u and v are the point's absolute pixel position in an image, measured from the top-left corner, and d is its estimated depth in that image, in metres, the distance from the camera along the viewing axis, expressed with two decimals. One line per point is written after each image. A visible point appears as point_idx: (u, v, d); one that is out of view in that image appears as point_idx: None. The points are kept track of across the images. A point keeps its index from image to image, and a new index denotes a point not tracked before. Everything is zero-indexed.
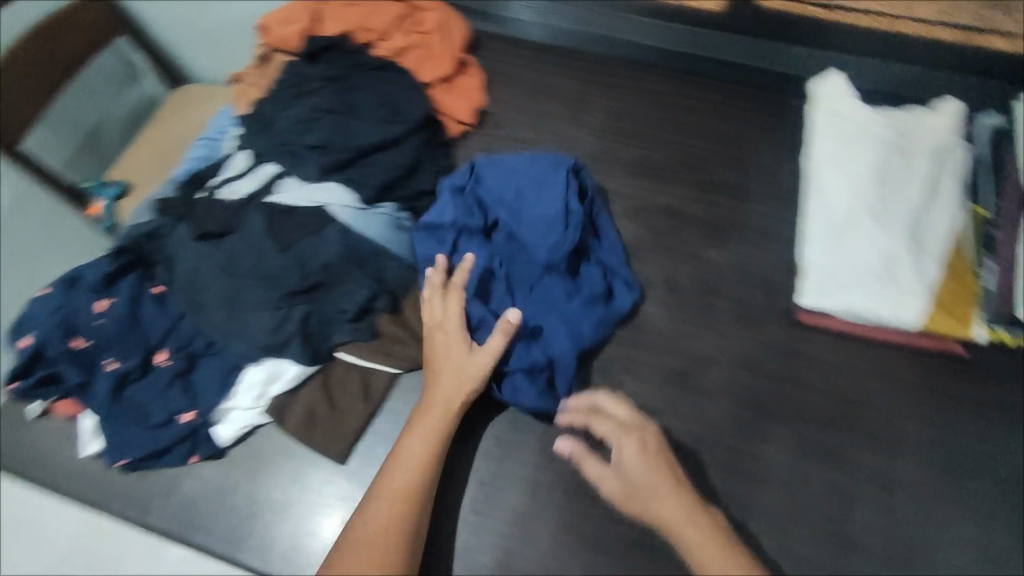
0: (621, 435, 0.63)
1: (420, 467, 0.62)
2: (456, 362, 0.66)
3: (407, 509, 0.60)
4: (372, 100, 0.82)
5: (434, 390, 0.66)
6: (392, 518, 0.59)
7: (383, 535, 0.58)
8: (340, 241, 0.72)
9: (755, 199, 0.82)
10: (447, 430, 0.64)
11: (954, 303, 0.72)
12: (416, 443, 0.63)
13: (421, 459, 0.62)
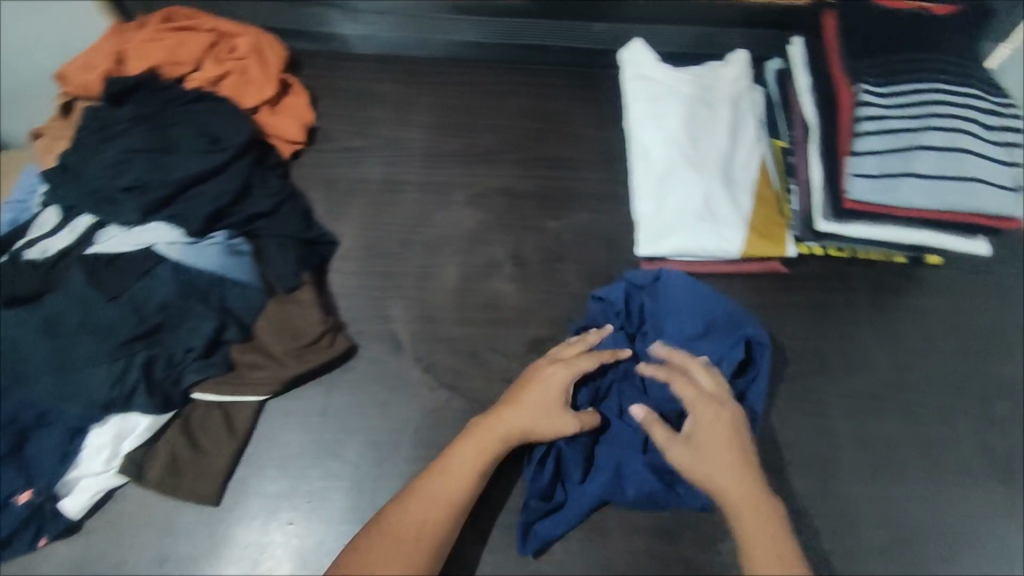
0: (703, 402, 0.62)
1: (469, 474, 0.60)
2: (539, 401, 0.64)
3: (450, 512, 0.58)
4: (190, 130, 0.80)
5: (509, 411, 0.63)
6: (436, 512, 0.58)
7: (418, 531, 0.57)
8: (174, 279, 0.70)
9: (582, 167, 0.89)
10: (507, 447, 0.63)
11: (768, 226, 0.79)
12: (473, 449, 0.62)
13: (474, 470, 0.61)
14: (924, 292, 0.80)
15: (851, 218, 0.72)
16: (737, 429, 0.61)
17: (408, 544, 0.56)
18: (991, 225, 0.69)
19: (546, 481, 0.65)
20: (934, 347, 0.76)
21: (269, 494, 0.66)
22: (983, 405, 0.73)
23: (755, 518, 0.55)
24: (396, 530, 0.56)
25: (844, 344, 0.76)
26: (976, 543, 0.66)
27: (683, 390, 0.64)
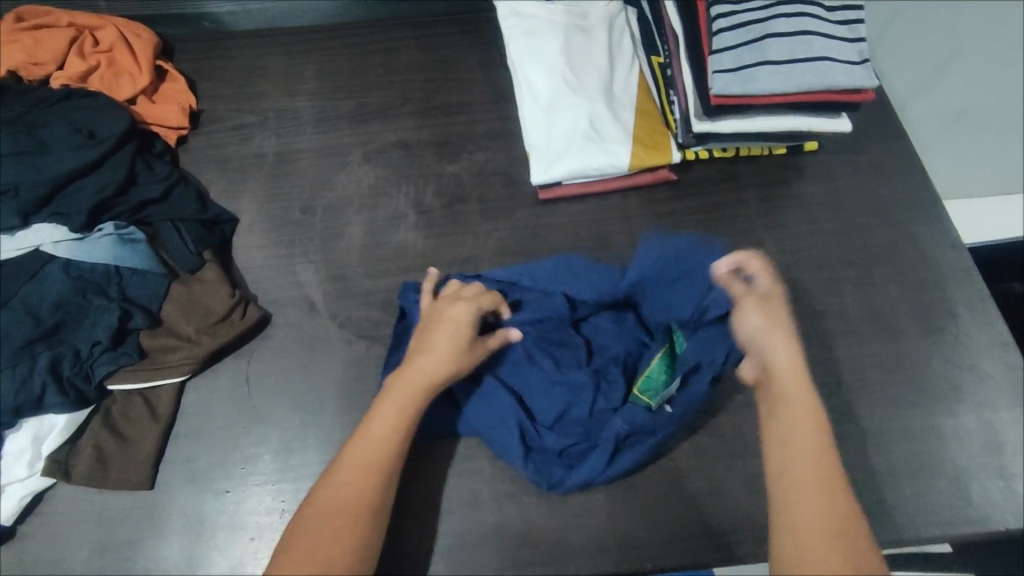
0: (770, 297, 0.65)
1: (387, 436, 0.59)
2: (448, 343, 0.64)
3: (378, 474, 0.58)
4: (62, 128, 0.78)
5: (420, 358, 0.63)
6: (363, 478, 0.57)
7: (347, 500, 0.56)
8: (66, 276, 0.69)
9: (475, 110, 0.90)
10: (427, 398, 0.62)
11: (651, 137, 0.83)
12: (390, 409, 0.60)
13: (392, 429, 0.59)
14: (806, 177, 0.85)
15: (725, 113, 0.76)
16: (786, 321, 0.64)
17: (342, 515, 0.55)
18: (845, 100, 0.75)
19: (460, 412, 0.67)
20: (818, 226, 0.81)
21: (208, 465, 0.67)
22: (865, 271, 0.78)
23: (791, 405, 0.59)
24: (324, 505, 0.56)
25: (736, 237, 0.81)
26: (873, 392, 0.71)
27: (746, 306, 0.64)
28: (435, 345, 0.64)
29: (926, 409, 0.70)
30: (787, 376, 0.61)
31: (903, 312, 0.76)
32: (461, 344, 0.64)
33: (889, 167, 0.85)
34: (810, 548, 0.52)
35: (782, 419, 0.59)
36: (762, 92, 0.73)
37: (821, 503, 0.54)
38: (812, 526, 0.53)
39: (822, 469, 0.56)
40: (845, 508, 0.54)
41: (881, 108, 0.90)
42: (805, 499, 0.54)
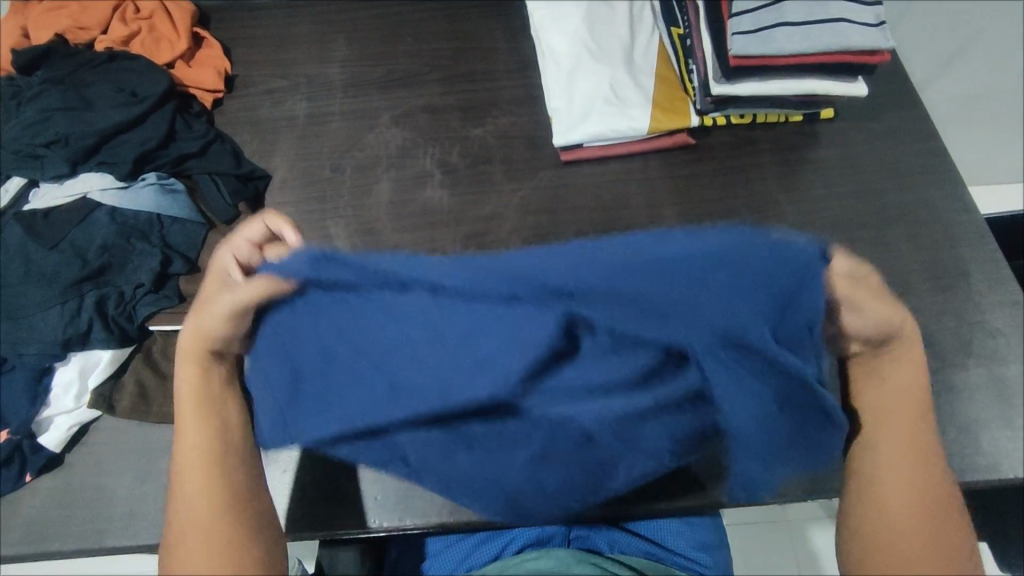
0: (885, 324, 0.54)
1: (201, 423, 0.54)
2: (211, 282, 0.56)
3: (218, 463, 0.53)
4: (106, 87, 0.81)
5: (196, 313, 0.53)
6: (206, 471, 0.52)
7: (197, 498, 0.51)
8: (112, 221, 0.72)
9: (499, 78, 0.93)
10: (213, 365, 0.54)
11: (671, 103, 0.85)
12: (188, 397, 0.54)
13: (202, 415, 0.54)
14: (822, 143, 0.87)
15: (742, 75, 0.78)
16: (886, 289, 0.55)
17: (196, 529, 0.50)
18: (862, 61, 0.76)
19: None
20: (833, 190, 0.83)
21: None
22: (879, 233, 0.80)
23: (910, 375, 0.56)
24: (190, 505, 0.51)
25: (752, 199, 0.83)
26: None
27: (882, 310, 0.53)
28: (207, 295, 0.53)
29: (936, 364, 0.72)
30: (892, 366, 0.56)
31: (915, 272, 0.77)
32: (224, 280, 0.52)
33: (905, 134, 0.87)
34: (898, 536, 0.50)
35: (879, 426, 0.55)
36: (781, 52, 0.75)
37: (917, 499, 0.52)
38: (906, 514, 0.51)
39: (931, 477, 0.53)
40: (940, 500, 0.52)
41: (899, 77, 0.91)
42: (894, 496, 0.52)
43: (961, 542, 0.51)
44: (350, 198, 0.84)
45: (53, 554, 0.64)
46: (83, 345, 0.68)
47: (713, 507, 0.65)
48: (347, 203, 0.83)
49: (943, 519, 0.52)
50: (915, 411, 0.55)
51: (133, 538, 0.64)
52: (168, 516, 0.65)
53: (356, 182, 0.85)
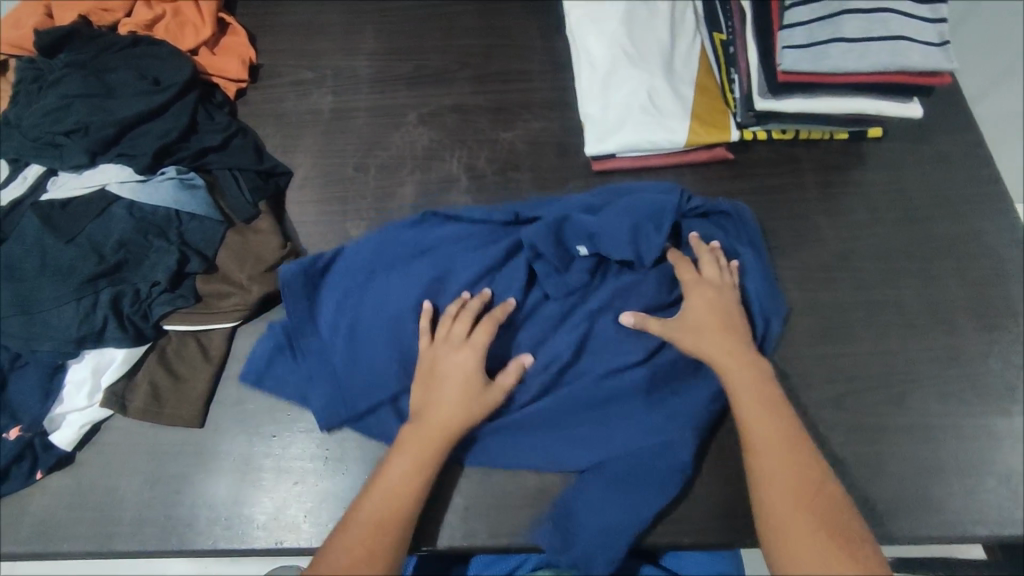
0: (696, 286, 0.68)
1: (404, 492, 0.58)
2: (460, 387, 0.63)
3: (385, 535, 0.56)
4: (128, 73, 0.78)
5: (431, 412, 0.62)
6: (373, 536, 0.56)
7: (362, 549, 0.55)
8: (130, 217, 0.71)
9: (532, 79, 0.89)
10: (439, 453, 0.60)
11: (710, 115, 0.81)
12: (404, 466, 0.59)
13: (407, 490, 0.58)
14: (868, 164, 0.82)
15: (791, 91, 0.74)
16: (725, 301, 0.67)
17: None
18: (918, 83, 0.72)
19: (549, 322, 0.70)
20: (876, 215, 0.79)
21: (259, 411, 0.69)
22: (923, 264, 0.76)
23: (748, 383, 0.62)
24: (336, 560, 0.54)
25: (790, 220, 0.79)
26: (924, 387, 0.70)
27: (683, 273, 0.69)
28: (444, 397, 0.62)
29: (976, 407, 0.69)
30: (732, 362, 0.63)
31: (959, 307, 0.74)
32: (465, 378, 0.63)
33: (957, 158, 0.82)
34: (803, 546, 0.53)
35: (755, 424, 0.60)
36: (834, 70, 0.71)
37: (796, 498, 0.55)
38: (788, 511, 0.55)
39: (797, 458, 0.58)
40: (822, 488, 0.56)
41: (954, 97, 0.86)
42: (779, 498, 0.56)
43: (858, 531, 0.55)
44: (373, 200, 0.81)
45: (63, 553, 0.63)
46: (97, 343, 0.67)
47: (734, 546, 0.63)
48: (370, 205, 0.81)
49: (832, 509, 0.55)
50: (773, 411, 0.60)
51: (142, 543, 0.63)
52: (178, 523, 0.64)
53: (379, 183, 0.82)
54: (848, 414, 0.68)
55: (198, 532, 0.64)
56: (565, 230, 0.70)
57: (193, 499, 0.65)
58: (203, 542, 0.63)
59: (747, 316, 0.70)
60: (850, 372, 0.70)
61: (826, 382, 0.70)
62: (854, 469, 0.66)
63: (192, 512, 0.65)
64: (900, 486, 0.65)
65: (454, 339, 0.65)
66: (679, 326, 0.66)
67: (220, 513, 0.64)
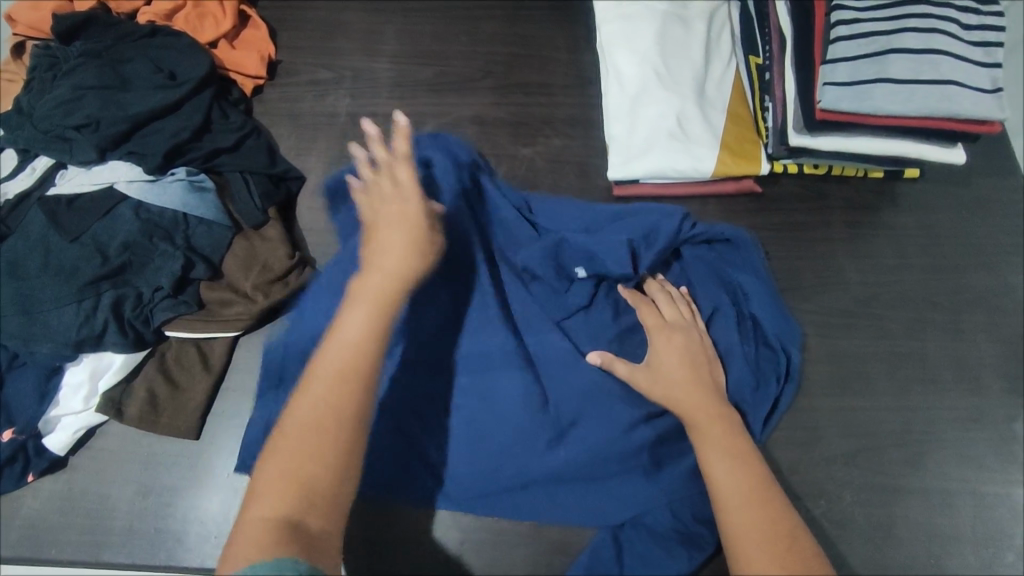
0: (662, 329, 0.65)
1: (361, 341, 0.52)
2: (397, 218, 0.59)
3: (355, 384, 0.51)
4: (143, 65, 0.76)
5: (377, 261, 0.57)
6: (334, 399, 0.50)
7: (321, 407, 0.50)
8: (136, 218, 0.69)
9: (556, 92, 0.86)
10: (393, 298, 0.55)
11: (740, 145, 0.78)
12: (359, 317, 0.53)
13: (362, 345, 0.52)
14: (902, 206, 0.79)
15: (828, 129, 0.71)
16: (697, 345, 0.65)
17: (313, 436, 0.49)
18: (967, 129, 0.68)
19: (572, 377, 0.66)
20: (906, 261, 0.76)
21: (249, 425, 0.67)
22: (953, 317, 0.73)
23: (719, 433, 0.58)
24: (299, 419, 0.49)
25: (817, 261, 0.76)
26: (943, 449, 0.67)
27: (647, 316, 0.66)
28: (388, 243, 0.58)
29: (996, 473, 0.66)
30: (698, 411, 0.60)
31: (986, 366, 0.71)
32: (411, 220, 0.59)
33: (997, 205, 0.79)
34: None
35: (726, 474, 0.56)
36: (877, 111, 0.68)
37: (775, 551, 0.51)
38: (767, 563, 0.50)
39: (774, 509, 0.54)
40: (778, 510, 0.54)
41: (998, 139, 0.82)
42: (750, 537, 0.52)
43: None
44: None
45: (52, 559, 0.63)
46: (97, 347, 0.65)
47: None
48: None
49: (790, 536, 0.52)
50: (732, 437, 0.58)
51: (131, 556, 0.62)
52: (167, 536, 0.63)
53: None
54: (862, 471, 0.66)
55: (187, 548, 0.63)
56: (561, 252, 0.70)
57: (185, 514, 0.64)
58: (193, 560, 0.62)
59: (764, 347, 0.69)
60: (867, 426, 0.68)
61: (840, 436, 0.67)
62: (863, 531, 0.64)
63: (183, 527, 0.63)
64: (911, 550, 0.63)
65: (399, 192, 0.61)
66: (646, 375, 0.63)
67: (213, 530, 0.63)
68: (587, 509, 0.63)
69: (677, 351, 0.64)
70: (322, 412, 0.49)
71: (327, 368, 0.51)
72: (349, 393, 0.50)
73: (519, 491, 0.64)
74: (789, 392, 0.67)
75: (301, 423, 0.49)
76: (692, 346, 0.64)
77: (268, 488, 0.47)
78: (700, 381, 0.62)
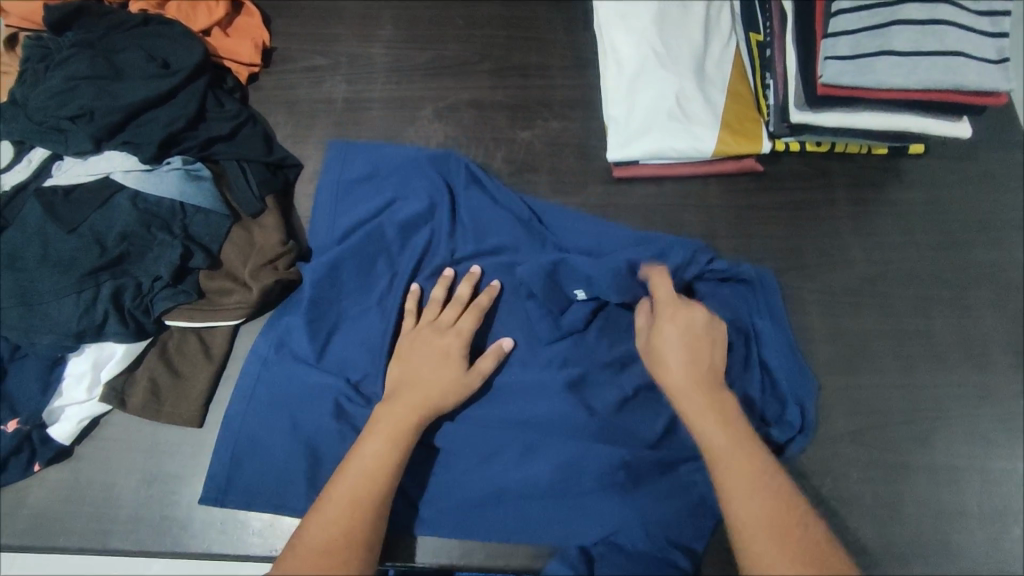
0: (665, 310, 0.64)
1: (376, 471, 0.56)
2: (430, 347, 0.65)
3: (367, 511, 0.54)
4: (136, 54, 0.75)
5: (408, 391, 0.62)
6: (351, 514, 0.54)
7: (332, 537, 0.52)
8: (133, 208, 0.69)
9: (554, 75, 0.85)
10: (414, 427, 0.60)
11: (741, 124, 0.76)
12: (377, 445, 0.58)
13: (381, 468, 0.57)
14: (908, 183, 0.78)
15: (830, 103, 0.70)
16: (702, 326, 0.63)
17: (321, 558, 0.51)
18: (972, 101, 0.67)
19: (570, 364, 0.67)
20: (911, 238, 0.75)
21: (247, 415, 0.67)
22: (960, 294, 0.72)
23: (716, 416, 0.57)
24: (311, 539, 0.52)
25: (821, 240, 0.75)
26: (949, 427, 0.67)
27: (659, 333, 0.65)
28: (420, 372, 0.63)
29: (1004, 450, 0.66)
30: (698, 396, 0.59)
31: (993, 343, 0.70)
32: (443, 354, 0.64)
33: (1005, 180, 0.77)
34: None
35: (733, 466, 0.54)
36: (879, 85, 0.66)
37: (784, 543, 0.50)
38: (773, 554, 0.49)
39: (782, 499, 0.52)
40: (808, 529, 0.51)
41: (1006, 112, 0.80)
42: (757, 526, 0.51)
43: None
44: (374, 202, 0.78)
45: (60, 546, 0.63)
46: (97, 337, 0.65)
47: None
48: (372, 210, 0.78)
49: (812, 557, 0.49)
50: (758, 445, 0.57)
51: (137, 543, 0.63)
52: (173, 524, 0.64)
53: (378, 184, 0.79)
54: (867, 451, 0.66)
55: (194, 535, 0.63)
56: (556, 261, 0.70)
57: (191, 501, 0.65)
58: (200, 545, 0.63)
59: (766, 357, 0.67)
60: (873, 405, 0.67)
61: (843, 416, 0.67)
62: (869, 510, 0.64)
63: (188, 514, 0.64)
64: (917, 529, 0.63)
65: (441, 321, 0.67)
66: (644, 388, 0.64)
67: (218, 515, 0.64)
68: (585, 503, 0.63)
69: (680, 331, 0.63)
70: (335, 535, 0.53)
71: (345, 490, 0.55)
72: (361, 524, 0.54)
73: (519, 474, 0.64)
74: (799, 445, 0.64)
75: (311, 544, 0.52)
76: (694, 329, 0.63)
77: None
78: (701, 365, 0.61)
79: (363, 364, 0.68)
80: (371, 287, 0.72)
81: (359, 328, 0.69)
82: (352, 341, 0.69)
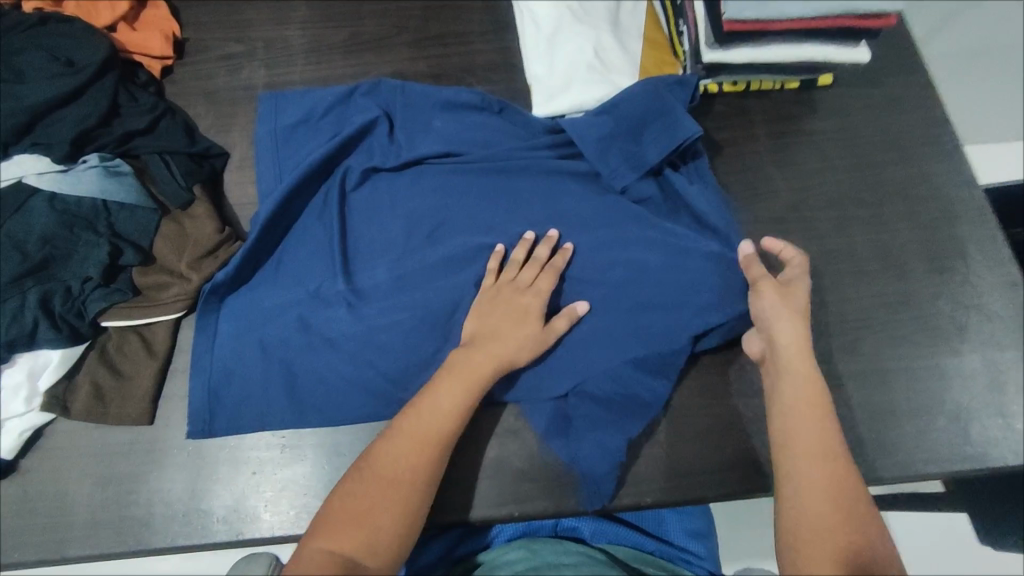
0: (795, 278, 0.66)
1: (449, 415, 0.60)
2: None
3: (435, 449, 0.59)
4: (36, 54, 0.72)
5: (486, 343, 0.63)
6: (419, 450, 0.58)
7: (401, 470, 0.57)
8: (52, 210, 0.67)
9: (474, 40, 0.86)
10: (486, 379, 0.62)
11: (659, 69, 0.79)
12: (452, 390, 0.61)
13: (455, 409, 0.60)
14: (820, 113, 0.81)
15: (736, 39, 0.72)
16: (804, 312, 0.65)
17: (389, 486, 0.56)
18: (864, 25, 0.71)
19: None
20: (829, 163, 0.79)
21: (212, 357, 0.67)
22: (876, 210, 0.77)
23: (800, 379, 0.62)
24: (381, 464, 0.58)
25: (745, 173, 0.78)
26: (876, 333, 0.71)
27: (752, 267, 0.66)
28: (500, 328, 0.64)
29: (927, 347, 0.71)
30: (798, 354, 0.62)
31: (911, 251, 0.75)
32: (522, 313, 0.65)
33: (908, 101, 0.82)
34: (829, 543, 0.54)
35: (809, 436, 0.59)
36: (779, 16, 0.69)
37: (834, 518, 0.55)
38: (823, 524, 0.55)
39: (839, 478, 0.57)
40: (855, 503, 0.56)
41: (902, 39, 0.85)
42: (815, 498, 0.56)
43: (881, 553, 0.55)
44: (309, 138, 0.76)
45: (16, 560, 0.62)
46: (29, 346, 0.63)
47: (699, 501, 0.66)
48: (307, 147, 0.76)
49: (863, 550, 0.54)
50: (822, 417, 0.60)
51: (96, 547, 0.62)
52: (132, 522, 0.63)
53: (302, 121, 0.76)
54: None
55: (156, 531, 0.63)
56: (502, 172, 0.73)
57: (151, 496, 0.64)
58: (167, 536, 0.63)
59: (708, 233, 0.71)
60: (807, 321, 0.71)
61: None
62: None
63: (148, 511, 0.63)
64: (854, 430, 0.67)
65: None
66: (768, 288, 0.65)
67: (180, 505, 0.64)
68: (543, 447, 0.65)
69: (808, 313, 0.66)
70: (404, 467, 0.57)
71: (413, 423, 0.59)
72: (430, 459, 0.58)
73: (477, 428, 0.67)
74: None
75: (380, 470, 0.57)
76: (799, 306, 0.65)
77: (337, 524, 0.55)
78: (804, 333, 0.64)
79: (317, 273, 0.69)
80: (314, 208, 0.73)
81: (306, 234, 0.72)
82: (305, 252, 0.71)
